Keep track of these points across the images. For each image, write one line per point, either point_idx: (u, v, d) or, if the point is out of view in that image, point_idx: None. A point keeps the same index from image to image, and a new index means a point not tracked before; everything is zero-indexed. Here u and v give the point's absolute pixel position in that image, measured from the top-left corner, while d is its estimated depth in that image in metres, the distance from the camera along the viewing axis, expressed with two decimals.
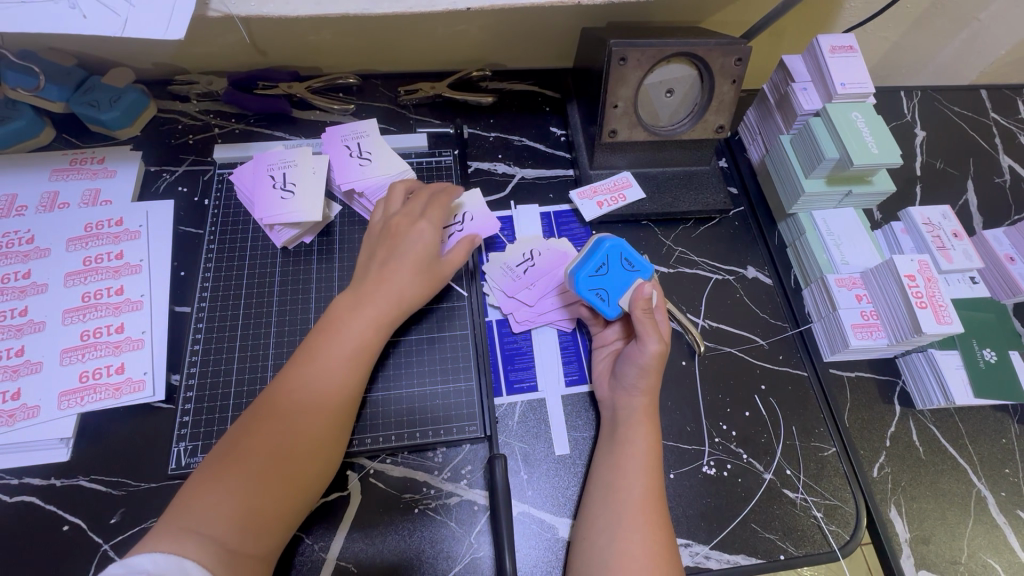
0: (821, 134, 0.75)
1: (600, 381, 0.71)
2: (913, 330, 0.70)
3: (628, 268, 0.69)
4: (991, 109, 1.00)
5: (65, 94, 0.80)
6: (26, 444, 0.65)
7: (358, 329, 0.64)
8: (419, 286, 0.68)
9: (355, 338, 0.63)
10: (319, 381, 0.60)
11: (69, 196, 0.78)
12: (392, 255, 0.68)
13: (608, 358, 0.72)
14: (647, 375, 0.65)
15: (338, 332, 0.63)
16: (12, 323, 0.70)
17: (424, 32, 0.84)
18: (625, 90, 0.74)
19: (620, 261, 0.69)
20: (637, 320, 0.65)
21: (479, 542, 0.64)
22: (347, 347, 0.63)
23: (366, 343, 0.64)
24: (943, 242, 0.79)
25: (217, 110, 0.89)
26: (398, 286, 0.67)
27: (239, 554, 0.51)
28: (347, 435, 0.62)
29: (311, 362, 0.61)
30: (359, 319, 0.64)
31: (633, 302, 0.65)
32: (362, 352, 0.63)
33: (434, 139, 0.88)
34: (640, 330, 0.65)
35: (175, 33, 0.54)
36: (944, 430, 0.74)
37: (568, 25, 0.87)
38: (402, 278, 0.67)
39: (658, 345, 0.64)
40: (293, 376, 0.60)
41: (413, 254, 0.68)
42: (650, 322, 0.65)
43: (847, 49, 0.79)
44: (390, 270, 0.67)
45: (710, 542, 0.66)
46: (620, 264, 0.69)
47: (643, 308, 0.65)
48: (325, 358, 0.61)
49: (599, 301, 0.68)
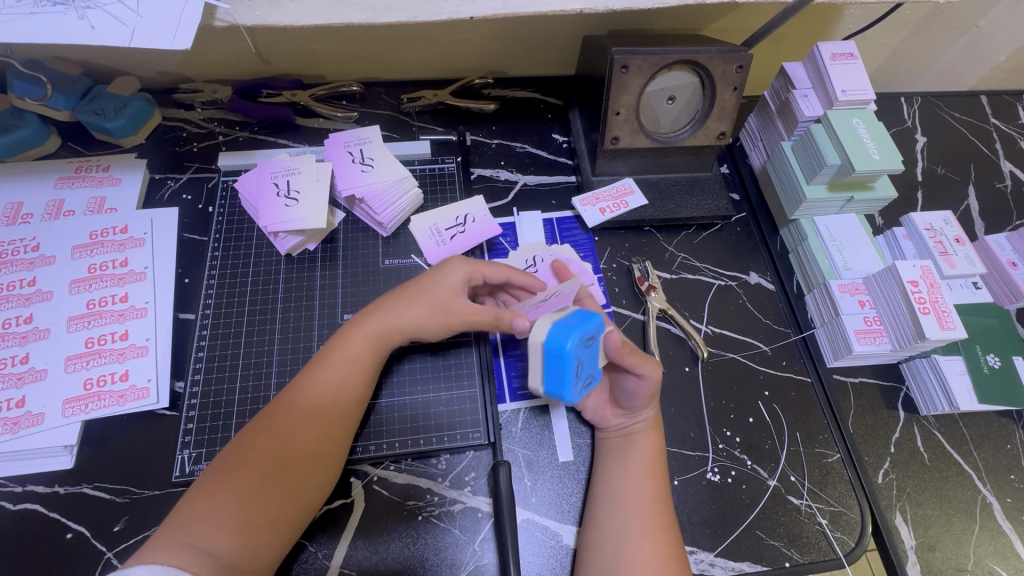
0: (822, 141, 0.76)
1: (598, 412, 0.68)
2: (916, 335, 0.70)
3: (590, 338, 0.59)
4: (991, 114, 1.01)
5: (71, 102, 0.80)
6: (29, 451, 0.65)
7: (358, 345, 0.65)
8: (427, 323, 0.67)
9: (354, 353, 0.64)
10: (315, 393, 0.61)
11: (74, 203, 0.79)
12: (412, 290, 0.68)
13: (603, 391, 0.69)
14: (653, 394, 0.65)
15: (337, 348, 0.64)
16: (17, 330, 0.70)
17: (427, 40, 0.85)
18: (627, 97, 0.75)
19: (582, 342, 0.57)
20: (631, 362, 0.63)
21: (483, 550, 0.64)
22: (347, 361, 0.63)
23: (365, 358, 0.64)
24: (945, 248, 0.79)
25: (221, 118, 0.89)
26: (408, 319, 0.66)
27: (235, 567, 0.51)
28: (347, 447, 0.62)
29: (310, 376, 0.62)
30: (357, 337, 0.65)
31: (618, 354, 0.61)
32: (361, 367, 0.64)
33: (437, 146, 0.89)
34: (638, 366, 0.63)
35: (183, 42, 0.55)
36: (948, 436, 0.74)
37: (570, 33, 0.87)
38: (414, 309, 0.67)
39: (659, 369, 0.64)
40: (292, 390, 0.62)
41: (430, 296, 0.67)
42: (642, 358, 0.64)
43: (847, 56, 0.79)
44: (402, 301, 0.67)
45: (714, 550, 0.65)
46: (586, 342, 0.58)
47: (626, 350, 0.63)
48: (324, 372, 0.62)
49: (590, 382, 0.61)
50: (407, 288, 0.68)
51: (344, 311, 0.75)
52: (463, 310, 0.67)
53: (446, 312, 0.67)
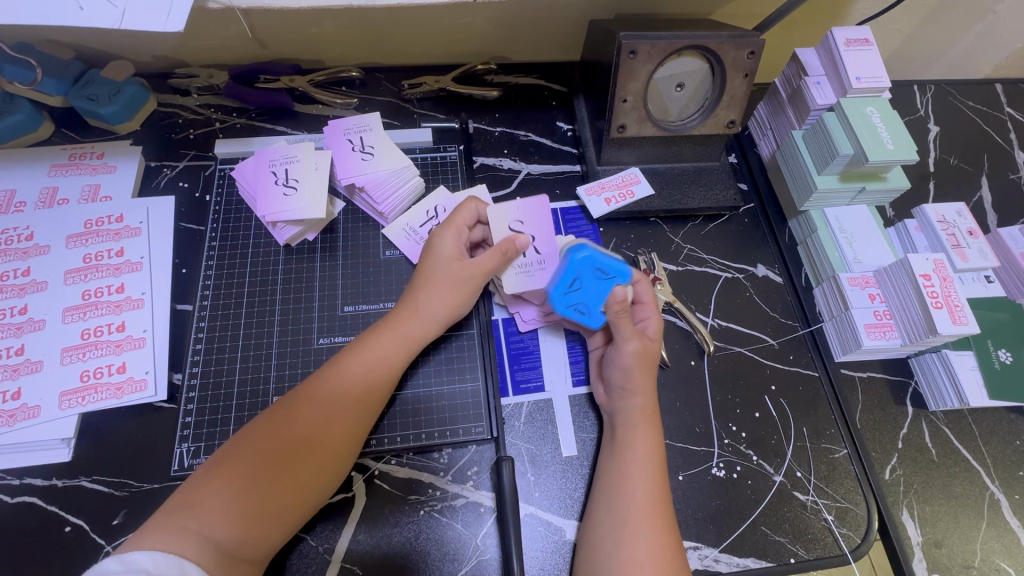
0: (835, 130, 0.74)
1: (596, 385, 0.70)
2: (927, 330, 0.68)
3: (605, 277, 0.67)
4: (1006, 103, 0.98)
5: (63, 87, 0.78)
6: (25, 444, 0.64)
7: (390, 345, 0.64)
8: (452, 308, 0.67)
9: (386, 352, 0.63)
10: (334, 389, 0.60)
11: (68, 191, 0.77)
12: (427, 278, 0.68)
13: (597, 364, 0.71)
14: (632, 377, 0.64)
15: (370, 342, 0.64)
16: (12, 321, 0.69)
17: (429, 24, 0.83)
18: (634, 84, 0.73)
19: (592, 270, 0.67)
20: (618, 322, 0.64)
21: (486, 544, 0.63)
22: (376, 359, 0.63)
23: (396, 359, 0.64)
24: (958, 240, 0.77)
25: (217, 104, 0.87)
26: (432, 306, 0.67)
27: (234, 555, 0.50)
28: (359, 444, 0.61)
29: (337, 368, 0.61)
30: (388, 340, 0.64)
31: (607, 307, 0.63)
32: (388, 364, 0.63)
33: (439, 134, 0.87)
34: (619, 331, 0.65)
35: (175, 26, 0.53)
36: (957, 432, 0.73)
37: (577, 17, 0.85)
38: (437, 294, 0.67)
39: (637, 343, 0.65)
40: (316, 381, 0.60)
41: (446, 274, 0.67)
42: (626, 322, 0.64)
43: (862, 42, 0.77)
44: (422, 289, 0.67)
45: (719, 545, 0.65)
46: (595, 276, 0.67)
47: (619, 310, 0.63)
48: (349, 367, 0.61)
49: (581, 315, 0.67)
50: (425, 276, 0.68)
51: (344, 304, 0.74)
52: (475, 270, 0.67)
53: (463, 281, 0.67)
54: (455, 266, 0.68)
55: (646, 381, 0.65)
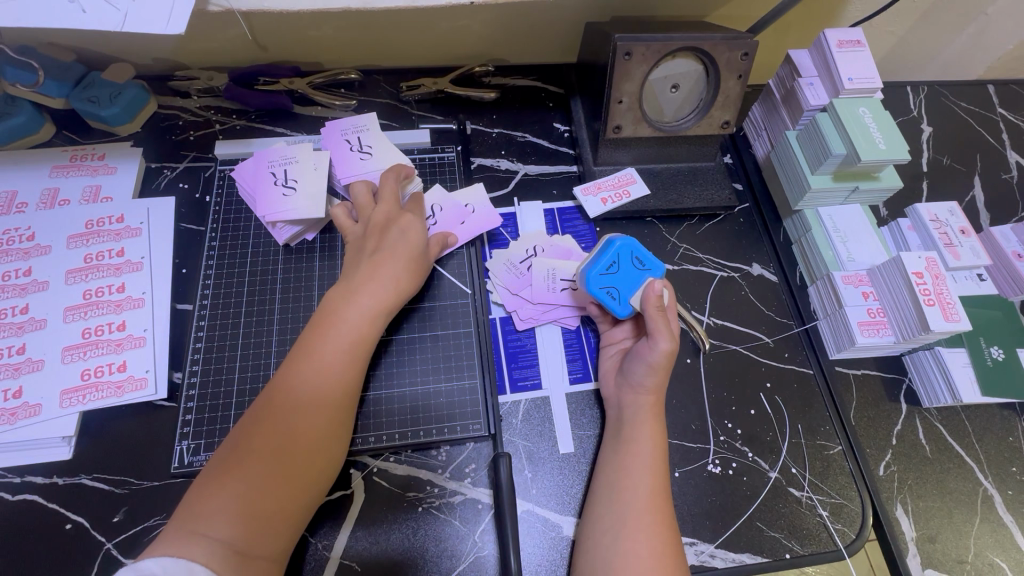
0: (828, 130, 0.75)
1: (607, 378, 0.71)
2: (920, 327, 0.69)
3: (639, 268, 0.69)
4: (998, 104, 0.99)
5: (65, 90, 0.79)
6: (27, 442, 0.65)
7: (354, 322, 0.64)
8: (408, 280, 0.69)
9: (352, 331, 0.63)
10: (314, 380, 0.60)
11: (69, 192, 0.78)
12: (388, 255, 0.68)
13: (615, 356, 0.72)
14: (654, 374, 0.64)
15: (333, 322, 0.63)
16: (13, 321, 0.70)
17: (426, 27, 0.84)
18: (630, 85, 0.74)
19: (631, 260, 0.69)
20: (651, 316, 0.64)
21: (484, 541, 0.64)
22: (342, 339, 0.62)
23: (364, 335, 0.64)
24: (950, 239, 0.78)
25: (218, 106, 0.88)
26: (390, 277, 0.67)
27: (246, 554, 0.51)
28: (346, 430, 0.62)
29: (309, 358, 0.61)
30: (353, 317, 0.64)
31: (646, 301, 0.64)
32: (357, 345, 0.63)
33: (437, 135, 0.88)
34: (651, 327, 0.64)
35: (177, 28, 0.54)
36: (950, 428, 0.73)
37: (573, 19, 0.86)
38: (394, 266, 0.68)
39: (669, 345, 0.63)
40: (293, 377, 0.60)
41: (403, 251, 0.69)
42: (662, 320, 0.64)
43: (855, 43, 0.78)
44: (383, 265, 0.68)
45: (715, 541, 0.65)
46: (632, 264, 0.69)
47: (655, 306, 0.64)
48: (322, 356, 0.61)
49: (610, 299, 0.68)
50: (385, 253, 0.69)
51: None
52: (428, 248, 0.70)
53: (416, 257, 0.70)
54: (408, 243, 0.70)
55: (664, 381, 0.65)
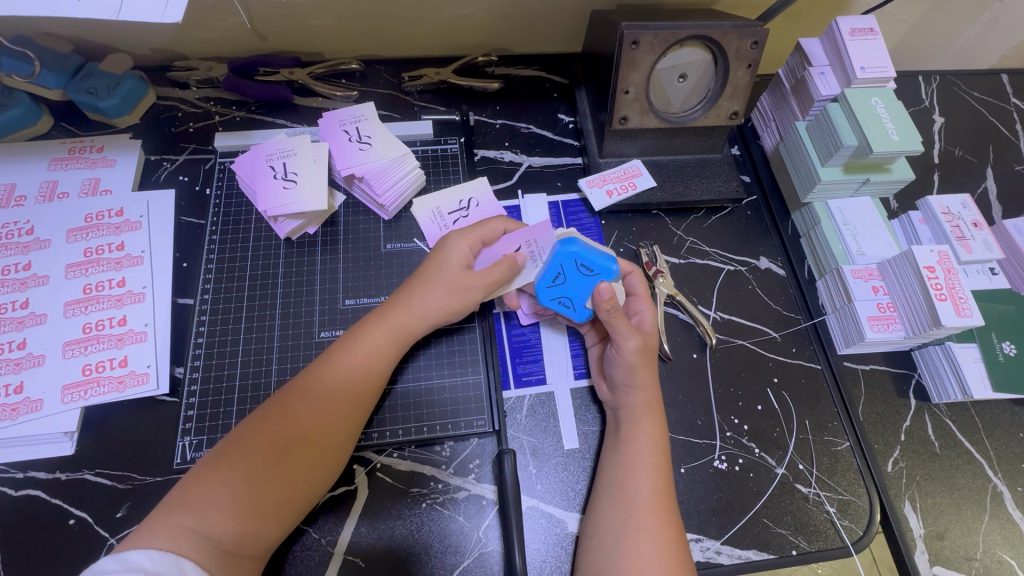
0: (838, 120, 0.73)
1: (598, 379, 0.69)
2: (931, 323, 0.68)
3: (590, 273, 0.67)
4: (1012, 93, 0.97)
5: (63, 81, 0.78)
6: (28, 437, 0.64)
7: (384, 344, 0.63)
8: (456, 307, 0.66)
9: (376, 348, 0.63)
10: (330, 386, 0.60)
11: (68, 185, 0.77)
12: (427, 277, 0.67)
13: (598, 358, 0.70)
14: (636, 372, 0.63)
15: (361, 338, 0.63)
16: (13, 315, 0.69)
17: (429, 14, 0.82)
18: (637, 74, 0.72)
19: (576, 266, 0.67)
20: (611, 322, 0.62)
21: (488, 537, 0.63)
22: (366, 353, 0.62)
23: (389, 356, 0.63)
24: (962, 232, 0.76)
25: (217, 97, 0.86)
26: (431, 306, 0.66)
27: (234, 552, 0.51)
28: (353, 441, 0.61)
29: (328, 363, 0.61)
30: (384, 341, 0.64)
31: (596, 305, 0.62)
32: (379, 361, 0.63)
33: (440, 126, 0.86)
34: (614, 330, 0.63)
35: (173, 15, 0.51)
36: (961, 425, 0.72)
37: (578, 7, 0.84)
38: (434, 292, 0.66)
39: (638, 339, 0.63)
40: (309, 377, 0.60)
41: (451, 278, 0.66)
42: (619, 320, 0.62)
43: (867, 31, 0.76)
44: (425, 293, 0.66)
45: (720, 538, 0.65)
46: (579, 270, 0.67)
47: (608, 308, 0.62)
48: (342, 362, 0.61)
49: (564, 307, 0.68)
50: (424, 275, 0.67)
51: (346, 298, 0.74)
52: (478, 280, 0.66)
53: (465, 287, 0.66)
54: (457, 268, 0.67)
55: (649, 375, 0.64)
